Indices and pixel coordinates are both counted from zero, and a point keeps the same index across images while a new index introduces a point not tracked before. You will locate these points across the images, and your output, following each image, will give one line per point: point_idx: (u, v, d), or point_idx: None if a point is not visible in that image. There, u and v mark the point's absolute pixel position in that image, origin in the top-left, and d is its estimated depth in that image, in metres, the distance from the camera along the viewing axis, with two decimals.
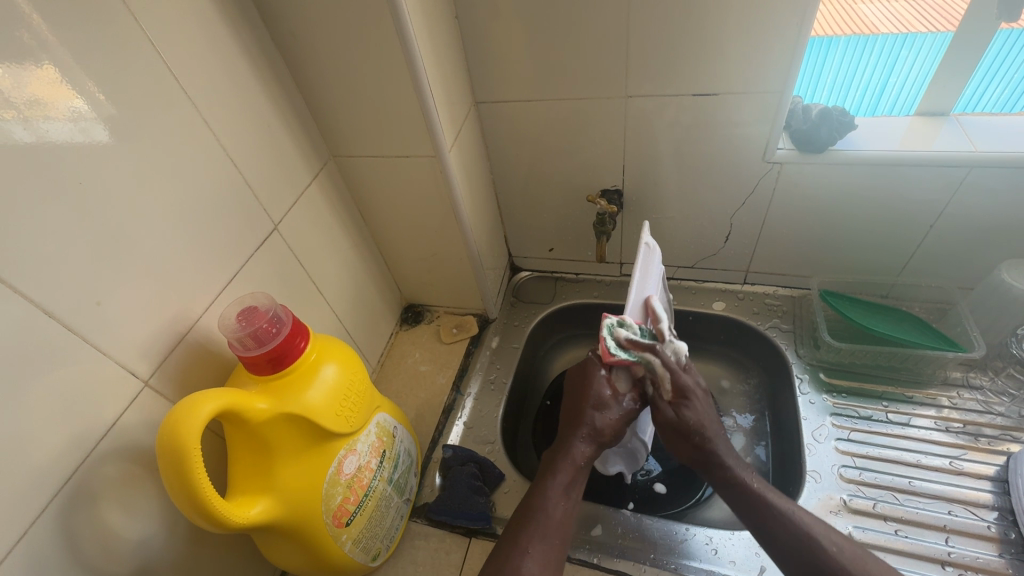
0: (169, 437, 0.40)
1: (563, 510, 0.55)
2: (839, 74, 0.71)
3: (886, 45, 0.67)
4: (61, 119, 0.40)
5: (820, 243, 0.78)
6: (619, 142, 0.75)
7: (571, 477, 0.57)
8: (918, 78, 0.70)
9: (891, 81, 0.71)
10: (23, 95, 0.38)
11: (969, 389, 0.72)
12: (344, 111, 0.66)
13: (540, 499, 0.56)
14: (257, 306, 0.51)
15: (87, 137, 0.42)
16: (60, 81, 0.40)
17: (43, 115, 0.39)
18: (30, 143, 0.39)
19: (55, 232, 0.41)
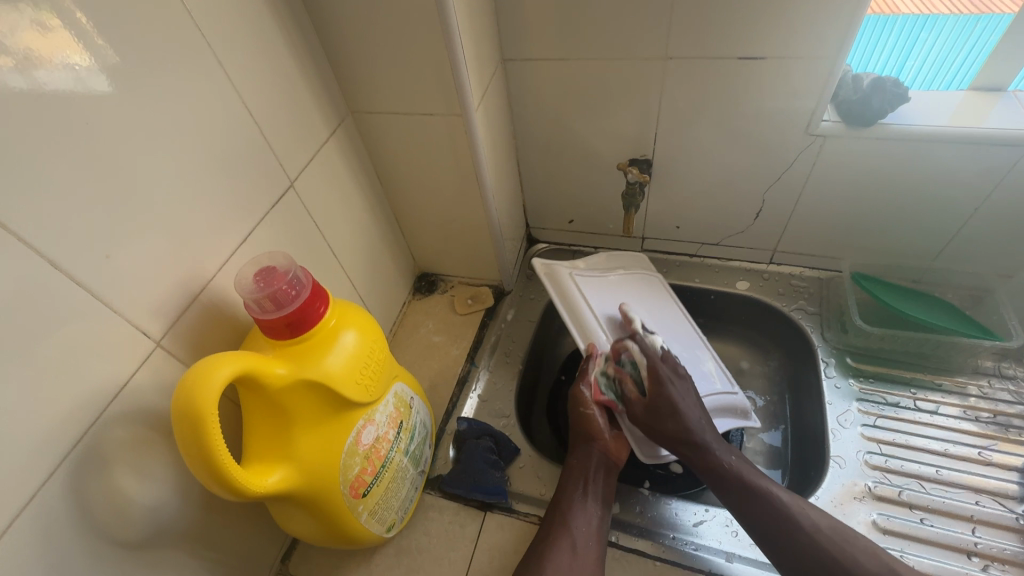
0: (185, 399, 0.38)
1: (590, 523, 0.58)
2: (889, 44, 0.67)
3: (904, 26, 0.65)
4: (56, 67, 0.36)
5: (854, 224, 0.75)
6: (653, 109, 0.71)
7: (589, 490, 0.61)
8: (937, 60, 0.68)
9: (910, 63, 0.68)
10: (20, 38, 0.34)
11: (1000, 379, 0.70)
12: (364, 62, 0.61)
13: (568, 509, 0.59)
14: (275, 266, 0.48)
15: (86, 87, 0.38)
16: (55, 25, 0.36)
17: (38, 62, 0.35)
18: (23, 90, 0.35)
19: (60, 177, 0.37)
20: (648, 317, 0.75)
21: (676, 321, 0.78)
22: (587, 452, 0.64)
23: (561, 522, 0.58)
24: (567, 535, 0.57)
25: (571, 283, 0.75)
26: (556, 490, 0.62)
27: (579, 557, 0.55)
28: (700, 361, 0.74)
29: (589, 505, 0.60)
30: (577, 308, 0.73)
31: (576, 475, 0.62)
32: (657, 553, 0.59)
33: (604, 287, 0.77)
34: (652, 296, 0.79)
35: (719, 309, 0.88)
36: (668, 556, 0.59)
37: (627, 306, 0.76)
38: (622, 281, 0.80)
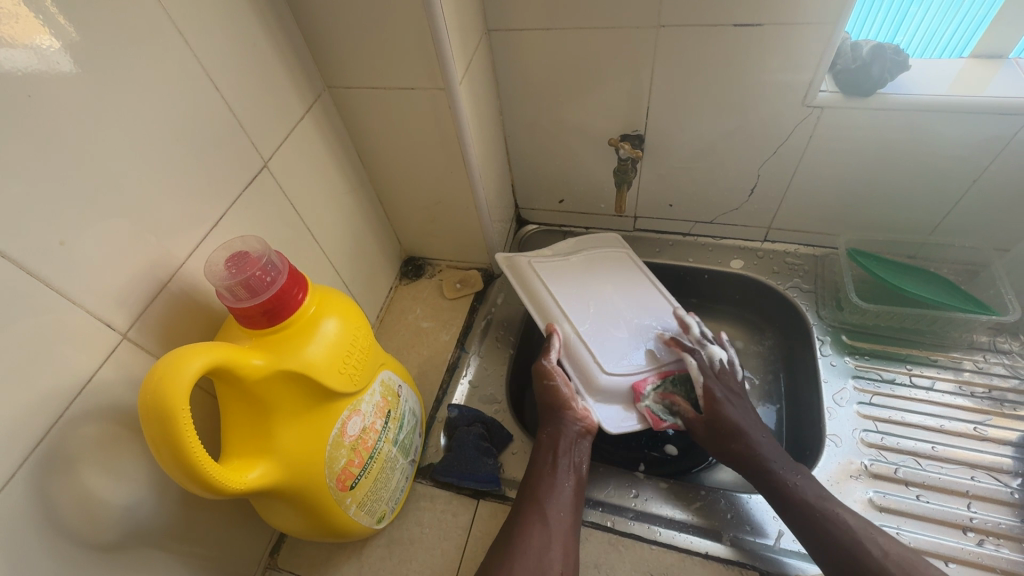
0: (154, 394, 0.35)
1: (563, 499, 0.57)
2: (893, 13, 0.64)
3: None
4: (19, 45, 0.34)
5: (850, 199, 0.74)
6: (646, 81, 0.68)
7: (561, 465, 0.59)
8: (924, 41, 0.66)
9: (899, 40, 0.66)
10: None
11: (995, 353, 0.70)
12: (339, 33, 0.58)
13: (540, 485, 0.58)
14: (248, 251, 0.45)
15: (38, 67, 0.35)
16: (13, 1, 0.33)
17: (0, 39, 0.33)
18: None
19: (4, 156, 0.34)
20: (611, 296, 0.74)
21: (640, 288, 0.75)
22: (558, 424, 0.63)
23: (533, 500, 0.57)
24: (537, 512, 0.56)
25: (531, 272, 0.75)
26: (528, 467, 0.61)
27: (551, 533, 0.54)
28: (669, 324, 0.71)
29: (559, 480, 0.58)
30: (540, 301, 0.73)
31: (546, 451, 0.61)
32: (653, 536, 0.58)
33: (567, 272, 0.76)
34: (614, 270, 0.77)
35: (713, 288, 0.86)
36: (665, 538, 0.58)
37: (590, 287, 0.74)
38: (583, 259, 0.78)
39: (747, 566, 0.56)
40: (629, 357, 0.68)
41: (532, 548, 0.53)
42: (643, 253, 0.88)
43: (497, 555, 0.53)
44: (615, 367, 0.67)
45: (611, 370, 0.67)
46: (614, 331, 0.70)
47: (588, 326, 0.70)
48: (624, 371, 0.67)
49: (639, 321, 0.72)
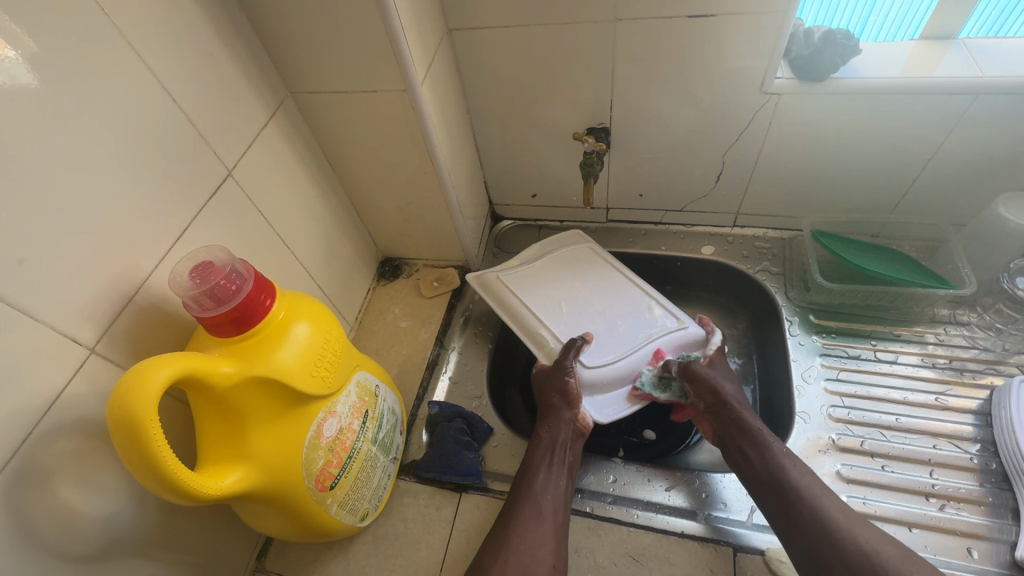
0: (121, 406, 0.36)
1: (557, 497, 0.58)
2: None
3: None
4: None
5: (812, 183, 0.76)
6: (607, 75, 0.69)
7: (558, 464, 0.61)
8: (898, 17, 0.66)
9: (872, 19, 0.67)
10: None
11: (955, 325, 0.72)
12: (297, 38, 0.58)
13: (536, 483, 0.59)
14: (212, 261, 0.46)
15: None
16: None
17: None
18: None
19: None
20: (582, 292, 0.75)
21: (613, 281, 0.76)
22: (557, 422, 0.63)
23: (526, 495, 0.57)
24: (534, 507, 0.56)
25: (503, 288, 0.76)
26: (523, 463, 0.61)
27: (546, 526, 0.55)
28: (641, 310, 0.73)
29: (554, 477, 0.59)
30: (516, 311, 0.73)
31: (544, 447, 0.62)
32: (629, 520, 0.60)
33: (541, 274, 0.77)
34: (589, 266, 0.78)
35: (687, 275, 0.88)
36: (640, 521, 0.60)
37: (561, 286, 0.76)
38: (557, 259, 0.79)
39: (721, 543, 0.57)
40: (608, 347, 0.69)
41: (532, 541, 0.53)
42: (617, 243, 0.89)
43: (493, 550, 0.53)
44: (597, 358, 0.68)
45: (592, 362, 0.67)
46: (590, 324, 0.71)
47: (564, 323, 0.71)
48: (605, 359, 0.68)
49: (613, 308, 0.73)
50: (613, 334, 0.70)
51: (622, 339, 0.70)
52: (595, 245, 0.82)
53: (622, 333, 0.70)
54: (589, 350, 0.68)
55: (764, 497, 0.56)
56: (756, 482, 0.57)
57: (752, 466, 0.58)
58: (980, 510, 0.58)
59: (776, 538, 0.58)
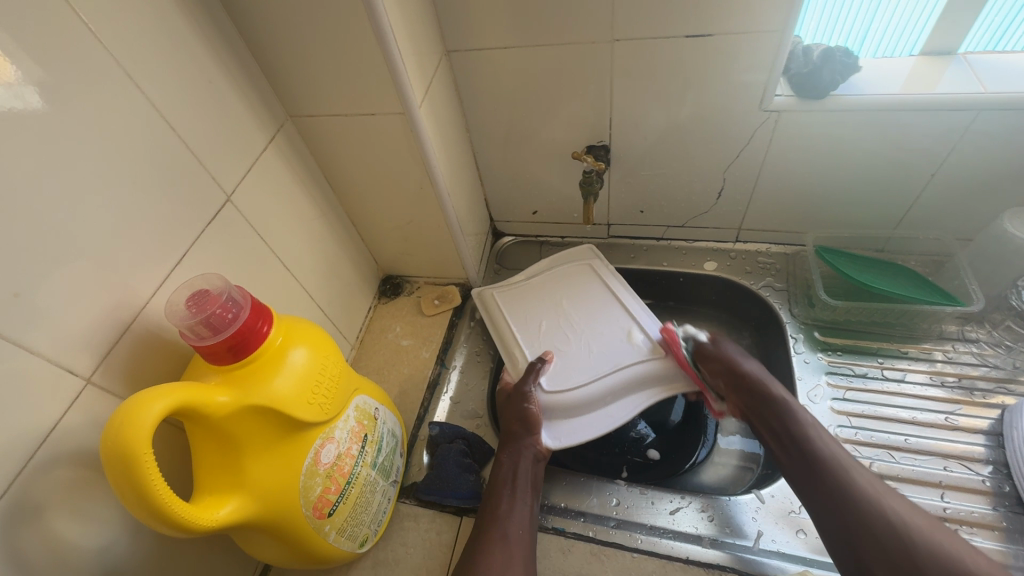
0: (115, 440, 0.36)
1: (521, 523, 0.57)
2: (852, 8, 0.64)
3: None
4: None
5: (815, 198, 0.75)
6: (606, 94, 0.69)
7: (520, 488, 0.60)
8: (901, 25, 0.65)
9: (875, 27, 0.66)
10: None
11: (964, 342, 0.71)
12: (296, 63, 0.58)
13: (498, 506, 0.58)
14: (209, 289, 0.46)
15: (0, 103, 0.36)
16: None
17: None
18: None
19: None
20: (567, 313, 0.76)
21: (601, 300, 0.77)
22: (518, 446, 0.63)
23: (493, 520, 0.57)
24: (499, 533, 0.55)
25: (493, 301, 0.80)
26: (486, 491, 0.60)
27: (511, 551, 0.54)
28: (621, 334, 0.72)
29: (518, 504, 0.58)
30: (501, 332, 0.76)
31: (505, 473, 0.61)
32: (633, 545, 0.59)
33: (533, 295, 0.79)
34: (583, 289, 0.79)
35: (690, 291, 0.87)
36: (645, 546, 0.59)
37: (546, 307, 0.77)
38: (551, 281, 0.81)
39: (726, 570, 0.56)
40: (574, 369, 0.69)
41: (497, 566, 0.52)
42: (620, 259, 0.89)
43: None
44: (560, 382, 0.68)
45: (554, 386, 0.68)
46: (566, 346, 0.72)
47: (536, 344, 0.73)
48: (573, 382, 0.68)
49: (591, 332, 0.73)
50: (579, 360, 0.70)
51: (591, 361, 0.70)
52: (600, 264, 0.81)
53: (593, 358, 0.70)
54: (551, 370, 0.69)
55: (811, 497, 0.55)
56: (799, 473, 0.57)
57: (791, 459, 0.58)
58: (994, 535, 0.56)
59: (783, 564, 0.56)
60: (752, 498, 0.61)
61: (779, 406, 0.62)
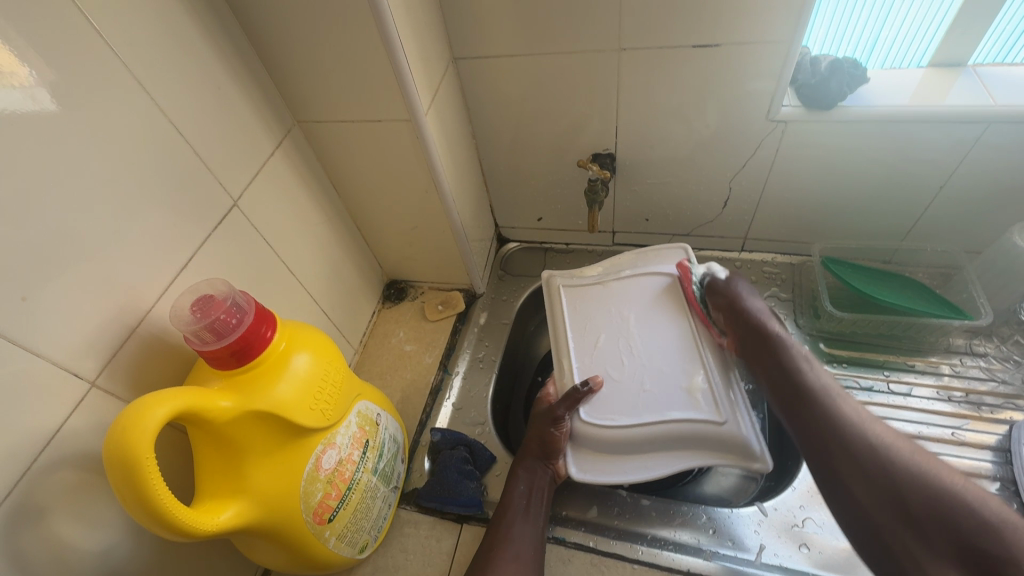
0: (118, 443, 0.36)
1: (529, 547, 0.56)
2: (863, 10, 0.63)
3: None
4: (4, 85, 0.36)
5: (822, 208, 0.74)
6: (612, 102, 0.69)
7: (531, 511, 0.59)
8: (911, 30, 0.65)
9: (885, 33, 0.65)
10: None
11: (972, 356, 0.70)
12: (304, 70, 0.59)
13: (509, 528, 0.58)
14: (214, 294, 0.46)
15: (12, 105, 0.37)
16: None
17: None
18: None
19: None
20: (630, 331, 0.67)
21: (669, 326, 0.66)
22: (534, 464, 0.63)
23: (501, 539, 0.56)
24: (507, 556, 0.55)
25: (559, 296, 0.73)
26: (498, 506, 0.60)
27: (521, 574, 0.53)
28: (683, 378, 0.62)
29: (528, 528, 0.58)
30: (556, 331, 0.70)
31: (518, 493, 0.61)
32: (633, 556, 0.59)
33: (597, 301, 0.71)
34: (657, 307, 0.68)
35: None
36: (646, 558, 0.58)
37: (612, 319, 0.68)
38: (625, 287, 0.71)
39: None
40: (618, 406, 0.61)
41: None
42: None
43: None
44: (599, 416, 0.61)
45: (594, 418, 0.61)
46: (617, 368, 0.64)
47: (586, 363, 0.66)
48: (614, 418, 0.60)
49: (653, 362, 0.63)
50: (626, 394, 0.62)
51: (639, 401, 0.61)
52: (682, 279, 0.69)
53: (642, 396, 0.61)
54: (594, 402, 0.62)
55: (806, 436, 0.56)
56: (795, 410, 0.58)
57: (791, 401, 0.59)
58: None
59: None
60: (755, 511, 0.61)
61: (773, 344, 0.63)
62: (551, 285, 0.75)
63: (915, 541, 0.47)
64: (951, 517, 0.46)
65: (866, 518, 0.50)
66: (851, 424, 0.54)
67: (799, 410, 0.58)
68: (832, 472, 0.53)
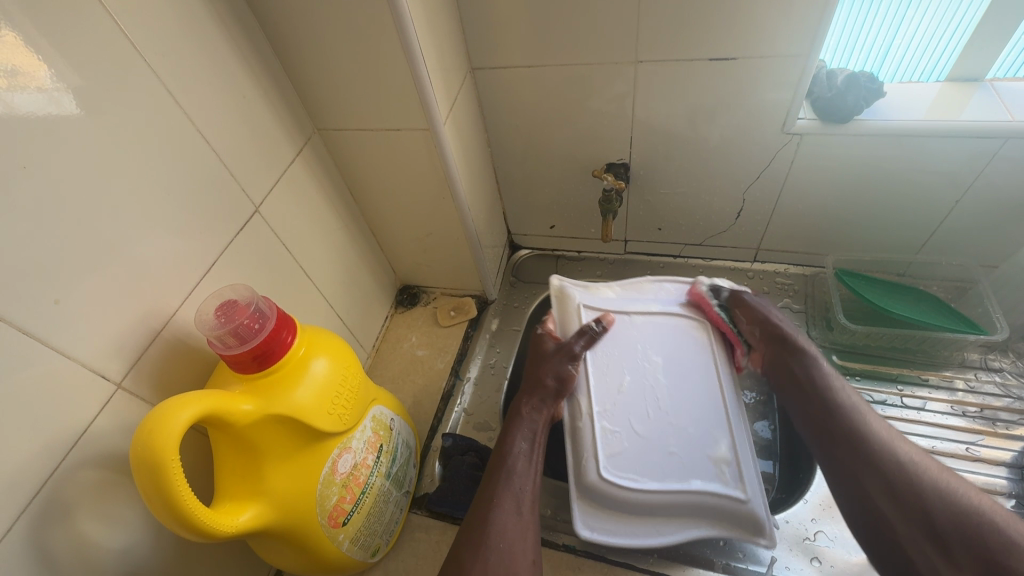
0: (144, 444, 0.37)
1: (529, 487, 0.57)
2: (885, 15, 0.62)
3: (891, 5, 0.61)
4: (25, 87, 0.37)
5: (837, 220, 0.74)
6: (627, 114, 0.70)
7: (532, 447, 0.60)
8: (923, 40, 0.64)
9: (897, 42, 0.65)
10: None
11: (987, 371, 0.70)
12: (326, 79, 0.60)
13: (508, 465, 0.58)
14: (237, 299, 0.47)
15: (42, 110, 0.38)
16: (23, 47, 0.36)
17: (9, 82, 0.36)
18: None
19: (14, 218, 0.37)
20: (656, 376, 0.63)
21: (699, 377, 0.62)
22: (539, 403, 0.63)
23: (505, 479, 0.56)
24: (510, 498, 0.55)
25: (574, 309, 0.70)
26: (499, 442, 0.61)
27: (523, 518, 0.54)
28: (708, 444, 0.57)
29: (527, 468, 0.58)
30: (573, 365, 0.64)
31: (524, 430, 0.61)
32: (645, 566, 0.59)
33: (625, 329, 0.67)
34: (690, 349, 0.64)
35: None
36: (657, 568, 0.58)
37: (639, 355, 0.64)
38: (657, 324, 0.67)
39: None
40: (640, 465, 0.57)
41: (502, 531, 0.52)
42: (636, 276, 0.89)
43: (467, 545, 0.52)
44: (618, 474, 0.57)
45: (615, 478, 0.56)
46: (639, 418, 0.60)
47: (605, 408, 0.61)
48: (637, 478, 0.56)
49: (674, 417, 0.59)
50: (645, 449, 0.58)
51: (659, 460, 0.57)
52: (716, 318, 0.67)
53: (663, 454, 0.57)
54: (613, 456, 0.58)
55: (829, 444, 0.56)
56: (828, 423, 0.57)
57: (826, 415, 0.57)
58: None
59: None
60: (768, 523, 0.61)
61: (809, 359, 0.62)
62: (558, 292, 0.72)
63: (934, 553, 0.47)
64: (974, 532, 0.46)
65: (882, 525, 0.51)
66: (879, 439, 0.54)
67: (830, 422, 0.57)
68: (856, 483, 0.53)
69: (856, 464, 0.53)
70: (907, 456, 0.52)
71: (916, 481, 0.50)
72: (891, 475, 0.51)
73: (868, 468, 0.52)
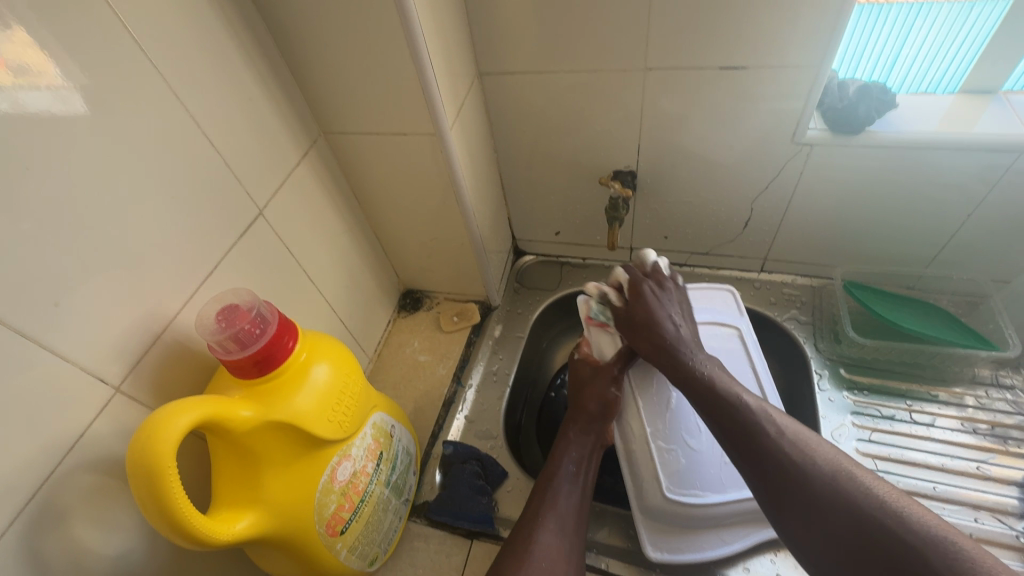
0: (142, 449, 0.36)
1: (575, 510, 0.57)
2: (895, 23, 0.61)
3: (900, 15, 0.60)
4: (37, 85, 0.37)
5: (845, 232, 0.73)
6: (635, 122, 0.69)
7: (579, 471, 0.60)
8: (931, 50, 0.64)
9: (904, 52, 0.64)
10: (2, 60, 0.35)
11: (998, 388, 0.69)
12: (333, 83, 0.60)
13: (554, 489, 0.58)
14: (239, 304, 0.47)
15: (49, 108, 0.38)
16: (32, 45, 0.36)
17: (18, 81, 0.36)
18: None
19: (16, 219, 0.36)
20: None
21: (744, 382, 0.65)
22: (587, 427, 0.64)
23: (547, 505, 0.57)
24: (555, 520, 0.56)
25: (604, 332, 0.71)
26: (544, 470, 0.61)
27: (566, 539, 0.54)
28: None
29: (570, 492, 0.58)
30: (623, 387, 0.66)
31: (571, 453, 0.62)
32: None
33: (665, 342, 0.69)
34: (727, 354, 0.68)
35: None
36: None
37: None
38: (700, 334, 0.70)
39: None
40: (704, 481, 0.59)
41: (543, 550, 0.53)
42: None
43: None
44: (684, 491, 0.59)
45: (682, 493, 0.59)
46: (693, 435, 0.61)
47: (659, 428, 0.62)
48: (703, 494, 0.58)
49: None
50: (708, 460, 0.60)
51: (722, 472, 0.59)
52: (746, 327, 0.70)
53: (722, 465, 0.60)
54: (672, 476, 0.59)
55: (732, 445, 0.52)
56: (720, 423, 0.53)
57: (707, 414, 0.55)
58: None
59: None
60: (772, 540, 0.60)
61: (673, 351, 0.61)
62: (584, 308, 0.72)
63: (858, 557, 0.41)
64: (888, 530, 0.41)
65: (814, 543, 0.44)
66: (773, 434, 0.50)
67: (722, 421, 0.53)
68: (772, 492, 0.47)
69: (765, 469, 0.48)
70: (811, 446, 0.48)
71: (809, 466, 0.46)
72: (801, 472, 0.46)
73: (773, 467, 0.48)
